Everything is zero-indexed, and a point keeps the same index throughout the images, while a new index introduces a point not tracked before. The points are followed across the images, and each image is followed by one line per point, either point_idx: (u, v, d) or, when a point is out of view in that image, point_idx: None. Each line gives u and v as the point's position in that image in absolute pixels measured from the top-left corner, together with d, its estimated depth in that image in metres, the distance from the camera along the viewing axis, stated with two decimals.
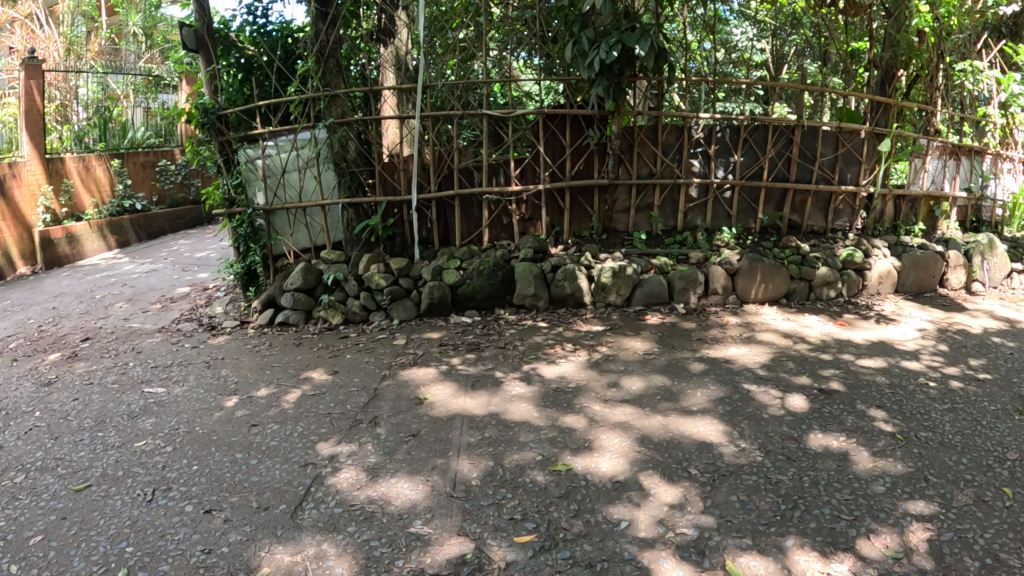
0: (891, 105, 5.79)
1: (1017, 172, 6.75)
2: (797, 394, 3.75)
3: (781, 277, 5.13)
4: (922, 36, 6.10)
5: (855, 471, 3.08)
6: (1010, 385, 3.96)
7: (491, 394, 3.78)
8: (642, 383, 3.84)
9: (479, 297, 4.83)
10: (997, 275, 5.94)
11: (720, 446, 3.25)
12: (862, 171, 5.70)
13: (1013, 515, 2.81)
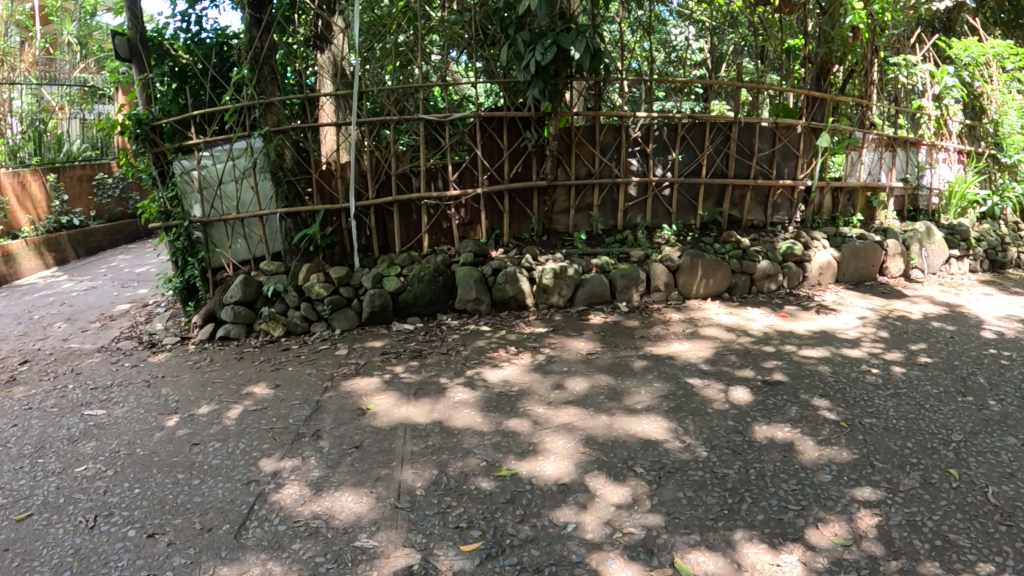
0: (826, 100, 5.87)
1: (952, 161, 6.88)
2: (741, 387, 3.77)
3: (722, 271, 5.18)
4: (855, 33, 6.13)
5: (801, 462, 3.10)
6: (950, 368, 4.06)
7: (434, 401, 3.72)
8: (585, 384, 3.82)
9: (421, 303, 4.76)
10: (935, 261, 6.08)
11: (666, 442, 3.24)
12: (799, 165, 5.81)
13: (959, 496, 2.86)
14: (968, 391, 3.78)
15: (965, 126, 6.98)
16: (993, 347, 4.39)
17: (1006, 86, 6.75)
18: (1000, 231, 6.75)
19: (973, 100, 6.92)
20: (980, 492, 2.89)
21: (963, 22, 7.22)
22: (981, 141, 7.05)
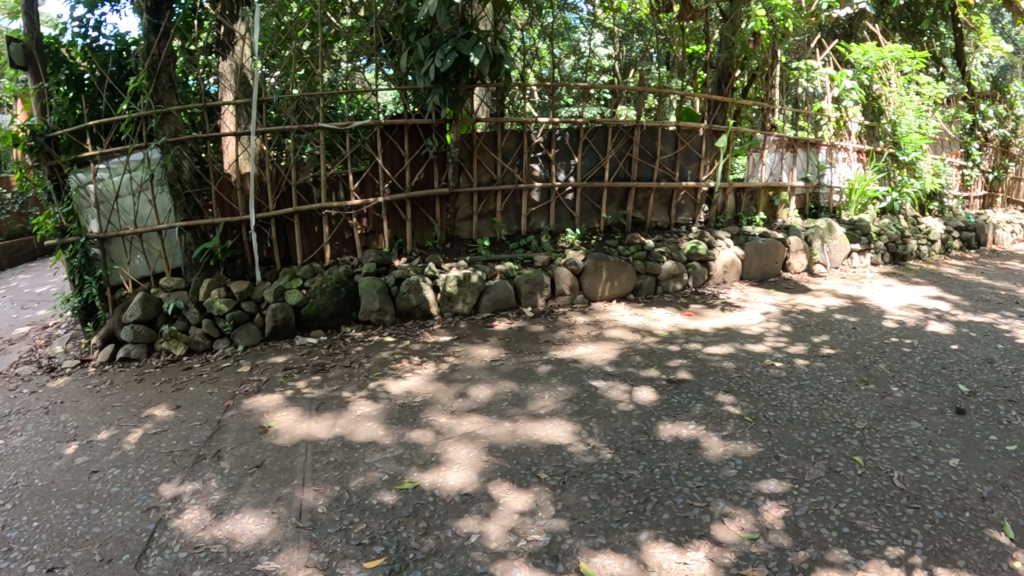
0: (728, 103, 6.08)
1: (852, 159, 7.20)
2: (646, 387, 3.82)
3: (626, 273, 5.27)
4: (755, 38, 6.33)
5: (706, 458, 3.15)
6: (853, 358, 4.21)
7: (337, 416, 3.65)
8: (489, 391, 3.81)
9: (324, 315, 4.68)
10: (837, 256, 6.32)
11: (569, 446, 3.26)
12: (701, 167, 5.97)
13: (865, 483, 2.96)
14: (871, 379, 3.93)
15: (864, 127, 7.22)
16: (894, 336, 4.57)
17: (903, 88, 7.01)
18: (899, 225, 7.11)
19: (871, 101, 7.16)
20: (885, 477, 3.00)
21: (863, 29, 7.52)
22: (880, 140, 7.34)
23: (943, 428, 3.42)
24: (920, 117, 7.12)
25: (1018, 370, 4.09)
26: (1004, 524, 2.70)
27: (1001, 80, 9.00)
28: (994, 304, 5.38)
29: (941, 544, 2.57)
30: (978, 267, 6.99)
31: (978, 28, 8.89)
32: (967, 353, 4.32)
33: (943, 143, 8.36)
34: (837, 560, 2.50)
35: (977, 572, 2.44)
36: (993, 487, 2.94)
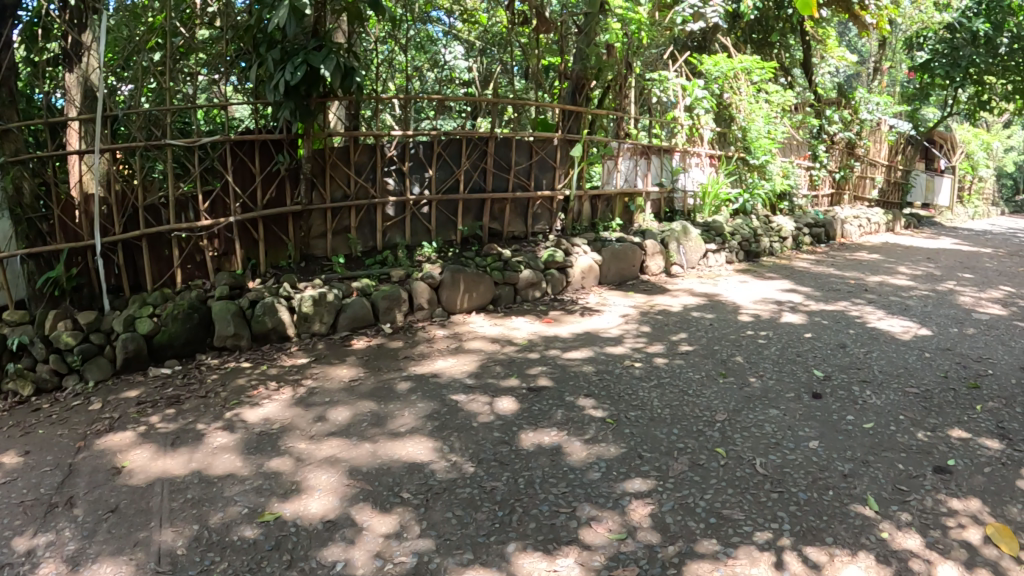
0: (581, 113, 6.28)
1: (704, 164, 7.61)
2: (506, 397, 3.85)
3: (484, 284, 5.39)
4: (610, 50, 6.44)
5: (569, 463, 3.19)
6: (710, 353, 4.42)
7: (192, 450, 3.49)
8: (348, 413, 3.75)
9: (178, 343, 4.43)
10: (693, 256, 6.78)
11: (431, 463, 3.24)
12: (556, 176, 6.22)
13: (729, 472, 3.07)
14: (729, 371, 4.12)
15: (717, 134, 7.67)
16: (750, 330, 4.88)
17: (753, 96, 7.54)
18: (752, 226, 7.66)
19: (723, 109, 7.60)
20: (748, 465, 3.12)
21: (716, 42, 8.13)
22: (731, 145, 7.82)
23: (801, 413, 3.63)
24: (768, 123, 7.71)
25: (871, 354, 4.49)
26: (868, 498, 2.88)
27: (844, 88, 10.07)
28: (845, 294, 6.08)
29: (807, 525, 2.70)
30: (828, 260, 7.78)
31: (825, 40, 9.55)
32: (820, 340, 4.70)
33: (791, 147, 9.01)
34: (707, 551, 2.57)
35: (844, 547, 2.58)
36: (853, 465, 3.12)
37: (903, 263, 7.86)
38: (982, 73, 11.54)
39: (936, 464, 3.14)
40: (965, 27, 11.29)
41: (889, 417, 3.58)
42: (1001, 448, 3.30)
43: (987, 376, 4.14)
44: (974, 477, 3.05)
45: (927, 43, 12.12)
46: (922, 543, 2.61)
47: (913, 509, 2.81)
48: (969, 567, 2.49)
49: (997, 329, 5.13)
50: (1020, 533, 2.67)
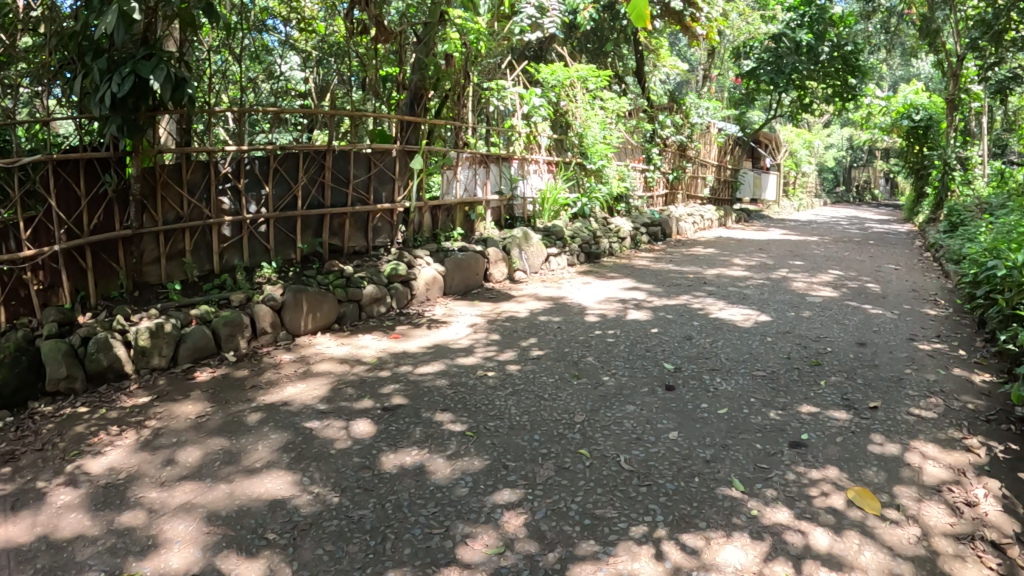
0: (419, 123, 6.12)
1: (541, 171, 7.70)
2: (360, 420, 3.71)
3: (328, 302, 5.11)
4: (447, 59, 6.38)
5: (435, 483, 3.09)
6: (560, 356, 4.55)
7: (32, 513, 2.94)
8: (198, 453, 3.39)
9: (5, 392, 3.67)
10: (535, 260, 7.01)
11: (293, 498, 3.01)
12: (395, 188, 5.98)
13: (595, 472, 3.11)
14: (582, 373, 4.25)
15: (554, 141, 7.88)
16: (598, 329, 5.10)
17: (588, 104, 7.96)
18: (591, 227, 8.06)
19: (560, 116, 7.91)
20: (613, 463, 3.19)
21: (551, 51, 8.56)
22: (568, 151, 8.08)
23: (658, 406, 3.78)
24: (604, 129, 8.11)
25: (716, 342, 4.78)
26: (733, 480, 3.02)
27: (676, 94, 10.38)
28: (684, 288, 6.43)
29: (679, 514, 2.78)
30: (666, 257, 8.27)
31: (656, 50, 9.92)
32: (665, 334, 4.96)
33: (626, 151, 9.33)
34: (587, 553, 2.56)
35: (717, 530, 2.68)
36: (714, 450, 3.27)
37: (739, 255, 8.41)
38: (802, 79, 12.71)
39: (791, 440, 3.37)
40: (788, 37, 12.46)
41: (741, 401, 3.81)
42: (848, 417, 3.62)
43: (825, 354, 4.54)
44: (828, 447, 3.31)
45: (753, 51, 13.16)
46: (791, 515, 2.77)
47: (777, 485, 2.99)
48: (837, 530, 2.67)
49: (827, 311, 5.55)
50: (878, 493, 2.93)
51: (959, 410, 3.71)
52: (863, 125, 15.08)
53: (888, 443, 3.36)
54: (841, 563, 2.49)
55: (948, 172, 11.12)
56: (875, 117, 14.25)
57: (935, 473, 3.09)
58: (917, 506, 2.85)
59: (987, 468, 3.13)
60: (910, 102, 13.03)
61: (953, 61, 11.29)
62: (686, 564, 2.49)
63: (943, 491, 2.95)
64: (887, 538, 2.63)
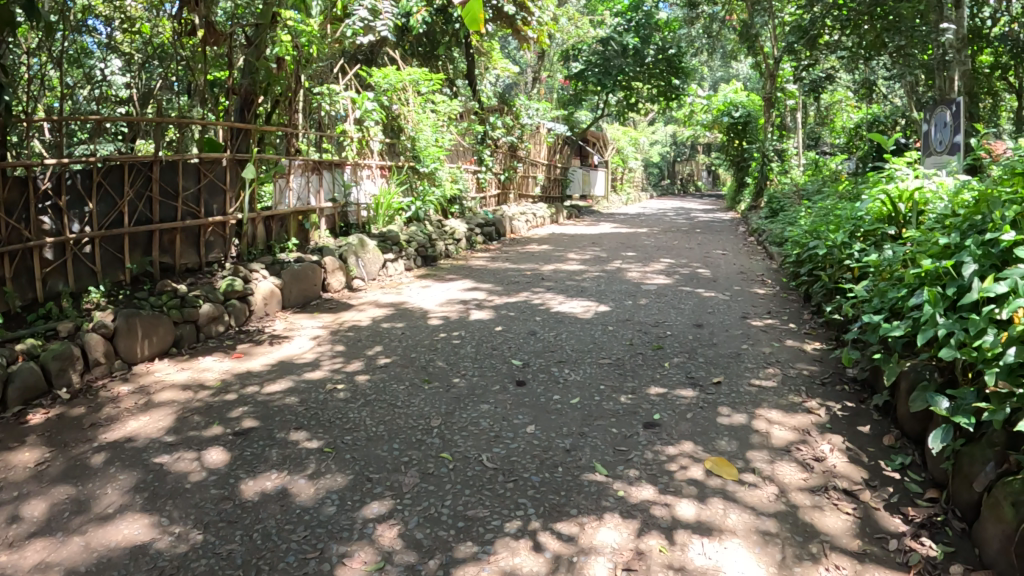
0: (251, 129, 4.93)
1: (375, 176, 6.63)
2: (209, 447, 2.83)
3: (164, 325, 3.88)
4: (280, 63, 5.22)
5: (300, 504, 2.41)
6: (411, 361, 3.78)
7: None
8: (37, 505, 2.47)
9: None
10: (373, 268, 5.93)
11: (154, 541, 2.22)
12: (228, 200, 4.73)
13: (461, 474, 2.57)
14: (433, 376, 3.53)
15: (387, 144, 6.84)
16: (443, 332, 4.35)
17: (422, 107, 7.08)
18: (426, 231, 7.18)
19: (391, 121, 6.86)
20: (475, 462, 2.65)
21: (383, 55, 8.07)
22: (401, 155, 7.05)
23: (512, 402, 3.20)
24: (436, 131, 7.28)
25: (560, 335, 4.27)
26: (595, 465, 2.63)
27: (505, 98, 10.63)
28: (523, 286, 5.94)
29: (551, 503, 2.37)
30: (502, 255, 7.91)
31: (487, 53, 10.06)
32: (511, 331, 4.35)
33: (459, 153, 8.97)
34: (467, 555, 2.11)
35: (589, 514, 2.32)
36: (573, 439, 2.83)
37: (572, 250, 8.47)
38: (629, 80, 13.58)
39: (644, 421, 3.01)
40: (617, 41, 13.22)
41: (591, 389, 3.36)
42: (695, 395, 3.31)
43: (666, 338, 4.20)
44: (680, 424, 2.99)
45: (582, 54, 13.72)
46: (656, 491, 2.47)
47: (637, 464, 2.65)
48: (701, 500, 2.41)
49: (665, 296, 5.43)
50: (734, 461, 2.69)
51: (796, 376, 3.53)
52: (687, 121, 16.32)
53: (736, 414, 3.10)
54: (711, 529, 2.25)
55: (767, 165, 12.32)
56: (698, 115, 15.12)
57: (782, 435, 2.89)
58: (771, 467, 2.64)
59: (829, 425, 2.97)
60: (729, 100, 14.00)
61: (771, 62, 12.26)
62: (566, 551, 2.12)
63: (793, 450, 2.77)
64: (749, 500, 2.42)
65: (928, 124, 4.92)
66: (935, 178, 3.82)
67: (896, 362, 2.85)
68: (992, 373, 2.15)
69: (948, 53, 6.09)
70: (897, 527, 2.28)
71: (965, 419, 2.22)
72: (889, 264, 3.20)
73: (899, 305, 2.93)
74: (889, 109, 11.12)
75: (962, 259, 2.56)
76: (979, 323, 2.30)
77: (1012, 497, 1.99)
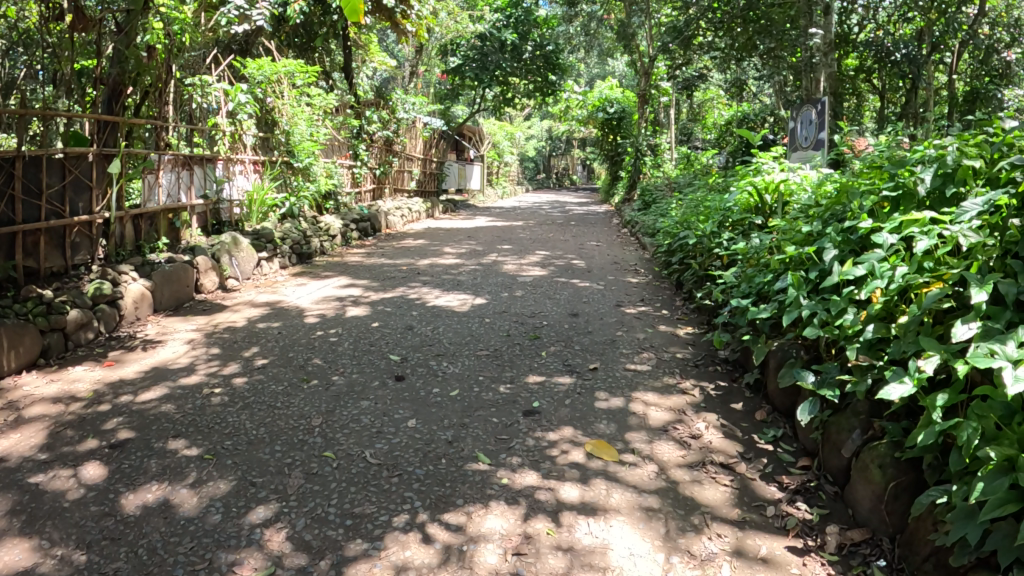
0: (120, 123, 4.64)
1: (248, 172, 6.40)
2: (83, 462, 2.65)
3: (29, 333, 3.56)
4: (151, 51, 4.93)
5: (184, 515, 2.31)
6: (288, 361, 3.69)
7: None
8: None
9: None
10: (247, 267, 5.75)
11: (32, 568, 2.05)
12: (94, 198, 4.41)
13: (345, 472, 2.55)
14: (312, 375, 3.47)
15: (259, 139, 6.59)
16: (319, 330, 4.26)
17: (296, 100, 6.87)
18: (301, 228, 6.98)
19: (265, 114, 6.65)
20: (359, 459, 2.63)
21: (257, 46, 7.72)
22: (274, 150, 6.88)
23: (392, 398, 3.19)
24: (311, 126, 7.07)
25: (437, 329, 4.28)
26: (478, 455, 2.68)
27: (382, 90, 10.49)
28: (400, 280, 5.92)
29: (436, 495, 2.40)
30: (378, 251, 7.82)
31: (366, 46, 9.69)
32: (388, 327, 4.32)
33: (333, 148, 8.77)
34: (357, 553, 2.10)
35: (474, 503, 2.36)
36: (454, 431, 2.86)
37: (449, 244, 8.49)
38: (506, 76, 13.70)
39: (524, 409, 3.08)
40: (494, 36, 13.26)
41: (470, 380, 3.41)
42: (572, 381, 3.42)
43: (542, 328, 4.31)
44: (559, 410, 3.08)
45: (459, 49, 13.54)
46: (539, 476, 2.54)
47: (519, 451, 2.71)
48: (584, 481, 2.50)
49: (540, 288, 5.55)
50: (613, 443, 2.80)
51: (670, 359, 3.71)
52: (562, 117, 16.52)
53: (613, 397, 3.23)
54: (595, 509, 2.34)
55: (641, 159, 12.75)
56: (572, 110, 15.50)
57: (659, 415, 3.04)
58: (648, 447, 2.78)
59: (704, 404, 3.15)
60: (604, 96, 14.25)
61: (644, 61, 12.72)
62: (455, 541, 2.15)
63: (669, 429, 2.92)
64: (630, 478, 2.54)
65: (794, 121, 5.21)
66: (798, 171, 4.07)
67: (766, 342, 3.03)
68: (854, 349, 2.33)
69: (815, 57, 6.46)
70: (773, 495, 2.45)
71: (831, 392, 2.40)
72: (757, 251, 3.39)
73: (768, 289, 3.13)
74: (756, 107, 11.76)
75: (824, 245, 2.75)
76: (839, 303, 2.48)
77: (878, 460, 2.16)
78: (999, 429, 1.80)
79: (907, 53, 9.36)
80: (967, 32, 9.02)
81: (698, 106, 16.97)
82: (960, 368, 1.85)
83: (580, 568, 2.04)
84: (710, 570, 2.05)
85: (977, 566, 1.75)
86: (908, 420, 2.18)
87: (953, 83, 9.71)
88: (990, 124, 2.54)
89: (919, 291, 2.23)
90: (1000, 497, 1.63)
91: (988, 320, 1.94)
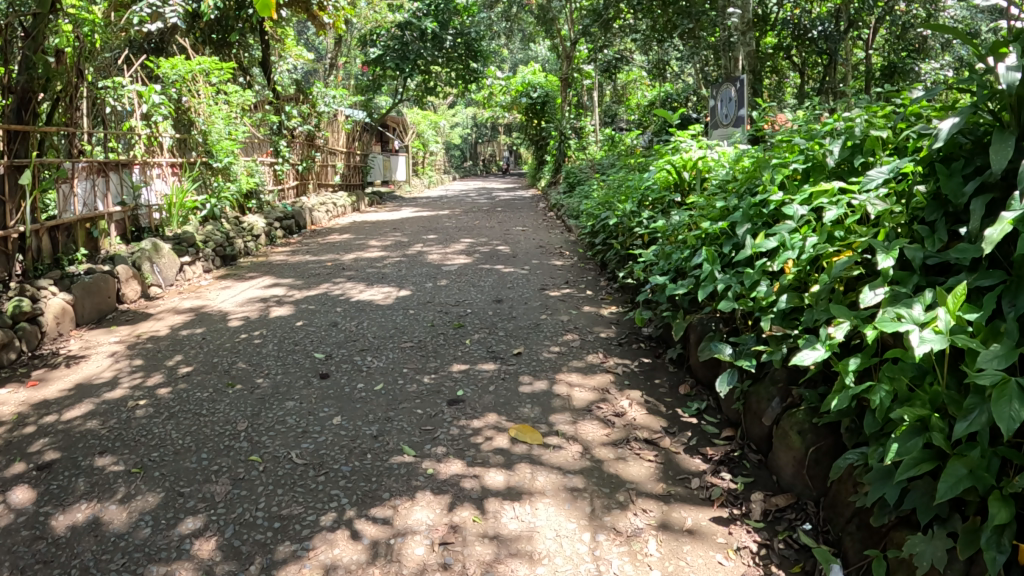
0: (31, 131, 4.39)
1: (167, 175, 6.19)
2: (11, 486, 2.52)
3: None
4: (59, 55, 4.66)
5: (114, 531, 2.22)
6: (212, 367, 3.60)
7: None
8: None
9: None
10: (169, 273, 5.60)
11: None
12: (8, 211, 4.20)
13: (272, 475, 2.50)
14: (236, 380, 3.39)
15: (177, 140, 6.41)
16: (243, 333, 4.17)
17: (211, 98, 6.72)
18: (223, 229, 6.83)
19: (181, 113, 6.48)
20: (286, 461, 2.59)
21: (173, 43, 7.55)
22: (192, 151, 6.67)
23: (316, 396, 3.14)
24: (228, 124, 6.98)
25: (361, 324, 4.23)
26: (403, 447, 2.66)
27: (302, 84, 10.27)
28: (324, 277, 5.84)
29: (362, 491, 2.37)
30: (302, 249, 7.68)
31: (281, 40, 9.49)
32: (312, 326, 4.24)
33: (253, 145, 8.58)
34: (286, 555, 2.06)
35: (401, 496, 2.34)
36: (379, 425, 2.84)
37: (374, 237, 8.39)
38: (427, 64, 13.56)
39: (448, 398, 3.07)
40: (414, 26, 13.07)
41: (393, 373, 3.38)
42: (496, 367, 3.43)
43: (466, 316, 4.29)
44: (482, 398, 3.08)
45: (380, 39, 13.47)
46: (463, 464, 2.53)
47: (444, 441, 2.70)
48: (508, 467, 2.51)
49: (464, 276, 5.53)
50: (537, 426, 2.81)
51: (594, 340, 3.73)
52: (488, 105, 16.49)
53: (537, 381, 3.24)
54: (521, 493, 2.35)
55: (566, 142, 12.84)
56: (495, 97, 15.49)
57: (583, 396, 3.06)
58: (574, 427, 2.80)
59: (627, 381, 3.18)
60: (526, 80, 14.46)
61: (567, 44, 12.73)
62: (382, 535, 2.14)
63: (594, 409, 2.94)
64: (555, 461, 2.55)
65: (714, 100, 5.29)
66: (714, 148, 4.12)
67: (685, 316, 3.10)
68: (769, 319, 2.38)
69: (733, 36, 6.57)
70: (698, 467, 2.49)
71: (748, 362, 2.46)
72: (676, 228, 3.46)
73: (684, 265, 3.18)
74: (680, 87, 11.93)
75: (737, 219, 2.82)
76: (753, 275, 2.54)
77: (797, 427, 2.22)
78: (911, 390, 1.83)
79: (824, 30, 9.43)
80: (882, 9, 9.26)
81: (622, 89, 17.15)
82: (869, 332, 1.88)
83: (509, 554, 2.04)
84: (636, 545, 2.08)
85: (897, 525, 1.80)
86: (824, 385, 2.23)
87: (868, 57, 9.99)
88: (897, 93, 2.58)
89: (830, 260, 2.28)
90: (914, 457, 1.66)
91: (895, 285, 1.99)
